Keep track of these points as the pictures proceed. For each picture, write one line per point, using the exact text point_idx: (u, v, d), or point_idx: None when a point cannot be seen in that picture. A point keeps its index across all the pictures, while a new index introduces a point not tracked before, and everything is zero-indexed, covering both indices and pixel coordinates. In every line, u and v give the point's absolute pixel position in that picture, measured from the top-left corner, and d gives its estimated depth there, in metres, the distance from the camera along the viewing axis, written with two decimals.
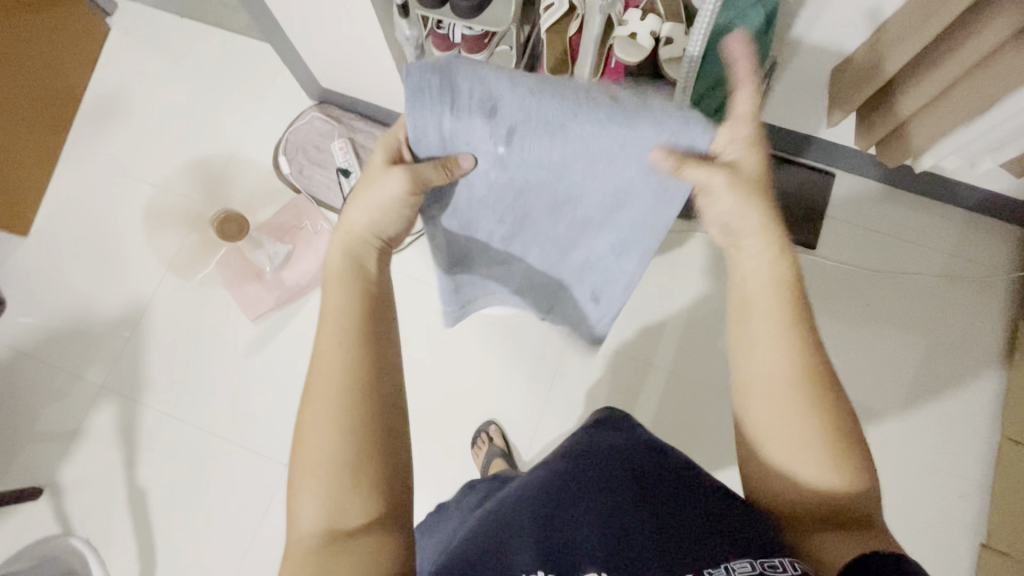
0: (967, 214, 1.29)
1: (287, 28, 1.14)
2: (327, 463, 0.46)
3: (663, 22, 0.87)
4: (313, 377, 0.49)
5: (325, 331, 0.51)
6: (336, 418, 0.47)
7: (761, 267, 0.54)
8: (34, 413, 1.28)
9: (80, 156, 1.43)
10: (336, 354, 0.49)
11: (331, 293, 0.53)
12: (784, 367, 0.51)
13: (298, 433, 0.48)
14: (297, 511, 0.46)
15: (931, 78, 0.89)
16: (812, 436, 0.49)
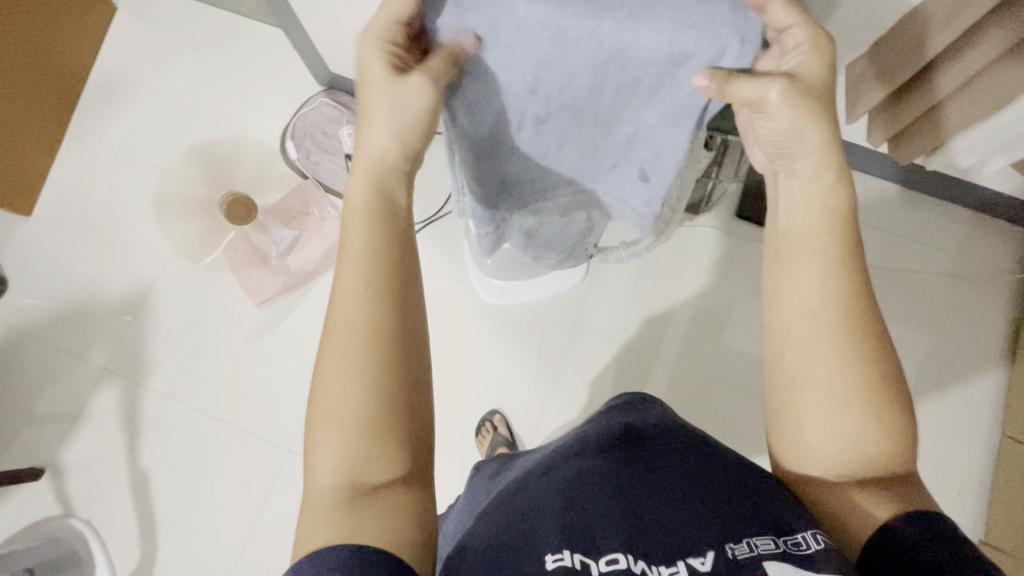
0: (973, 214, 1.30)
1: (300, 12, 1.14)
2: (346, 417, 0.46)
3: None
4: (333, 327, 0.48)
5: (347, 275, 0.49)
6: (357, 374, 0.46)
7: (811, 197, 0.51)
8: (35, 394, 1.27)
9: (85, 137, 1.42)
10: (359, 302, 0.48)
11: (354, 233, 0.50)
12: (823, 301, 0.48)
13: (319, 386, 0.47)
14: (315, 466, 0.46)
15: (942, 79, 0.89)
16: (850, 369, 0.47)
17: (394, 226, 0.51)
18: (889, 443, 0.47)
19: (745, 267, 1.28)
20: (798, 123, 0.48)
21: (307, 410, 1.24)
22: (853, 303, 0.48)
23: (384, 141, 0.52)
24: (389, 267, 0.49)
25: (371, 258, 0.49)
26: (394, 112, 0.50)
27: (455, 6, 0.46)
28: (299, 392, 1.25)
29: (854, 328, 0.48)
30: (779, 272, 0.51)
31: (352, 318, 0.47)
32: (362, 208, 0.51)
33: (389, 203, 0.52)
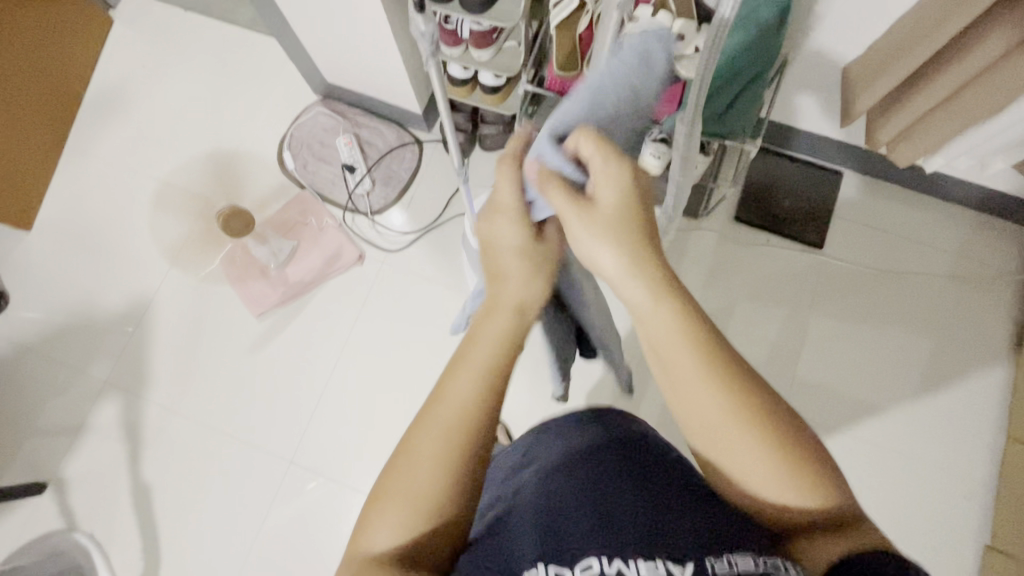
0: (975, 215, 1.28)
1: (294, 21, 1.13)
2: (411, 514, 0.44)
3: (674, 18, 0.87)
4: (415, 434, 0.46)
5: (457, 376, 0.47)
6: (434, 483, 0.44)
7: (664, 322, 0.47)
8: (36, 407, 1.28)
9: (84, 150, 1.42)
10: (450, 432, 0.45)
11: (475, 345, 0.48)
12: (712, 409, 0.47)
13: (394, 463, 0.46)
14: (369, 538, 0.44)
15: (943, 80, 0.89)
16: (754, 456, 0.47)
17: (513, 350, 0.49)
18: (824, 493, 0.47)
19: (743, 271, 1.27)
20: (620, 255, 0.47)
21: (307, 420, 1.24)
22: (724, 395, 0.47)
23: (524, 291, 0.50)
24: (497, 397, 0.47)
25: (479, 369, 0.47)
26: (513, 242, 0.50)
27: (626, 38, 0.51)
28: (299, 403, 1.25)
29: (740, 417, 0.47)
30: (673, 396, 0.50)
31: (451, 424, 0.45)
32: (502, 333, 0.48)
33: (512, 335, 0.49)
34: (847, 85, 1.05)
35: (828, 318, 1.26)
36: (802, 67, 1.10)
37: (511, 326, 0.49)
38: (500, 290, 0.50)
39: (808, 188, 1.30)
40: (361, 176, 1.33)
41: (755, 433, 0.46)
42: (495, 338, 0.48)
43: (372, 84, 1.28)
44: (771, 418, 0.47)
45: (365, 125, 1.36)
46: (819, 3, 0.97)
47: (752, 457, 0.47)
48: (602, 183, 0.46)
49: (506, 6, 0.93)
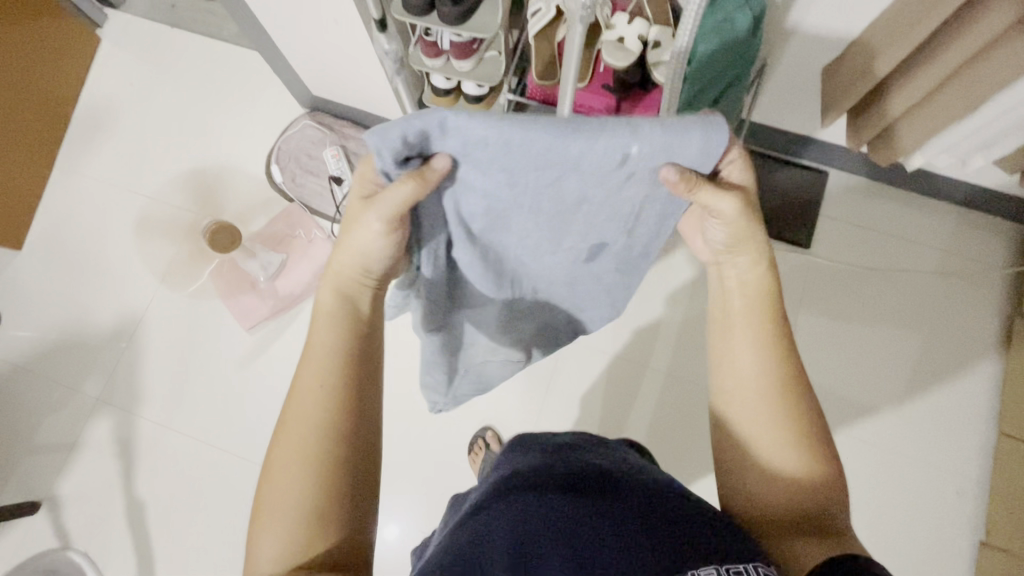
0: (961, 210, 1.29)
1: (276, 36, 1.14)
2: (285, 507, 0.50)
3: (650, 26, 0.89)
4: (286, 421, 0.53)
5: (304, 370, 0.54)
6: (297, 472, 0.51)
7: (744, 287, 0.57)
8: (29, 427, 1.28)
9: (74, 168, 1.43)
10: (307, 410, 0.52)
11: (316, 331, 0.56)
12: (752, 370, 0.56)
13: (267, 470, 0.52)
14: (260, 542, 0.50)
15: (923, 75, 0.88)
16: (763, 396, 0.55)
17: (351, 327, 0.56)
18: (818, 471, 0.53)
19: None
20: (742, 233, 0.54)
21: None
22: (781, 364, 0.56)
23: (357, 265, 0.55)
24: (340, 383, 0.54)
25: (321, 359, 0.54)
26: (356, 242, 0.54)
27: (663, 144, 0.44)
28: None
29: (779, 385, 0.55)
30: (723, 345, 0.58)
31: (302, 414, 0.52)
32: (331, 313, 0.56)
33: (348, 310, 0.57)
34: (826, 85, 1.06)
35: (817, 317, 1.26)
36: (783, 68, 1.10)
37: (337, 301, 0.56)
38: (338, 255, 0.56)
39: (794, 188, 1.30)
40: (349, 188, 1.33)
41: (791, 413, 0.54)
42: (328, 312, 0.56)
43: (358, 96, 1.29)
44: (796, 399, 0.55)
45: (352, 136, 1.36)
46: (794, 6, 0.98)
47: (777, 431, 0.54)
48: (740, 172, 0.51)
49: (483, 18, 0.94)
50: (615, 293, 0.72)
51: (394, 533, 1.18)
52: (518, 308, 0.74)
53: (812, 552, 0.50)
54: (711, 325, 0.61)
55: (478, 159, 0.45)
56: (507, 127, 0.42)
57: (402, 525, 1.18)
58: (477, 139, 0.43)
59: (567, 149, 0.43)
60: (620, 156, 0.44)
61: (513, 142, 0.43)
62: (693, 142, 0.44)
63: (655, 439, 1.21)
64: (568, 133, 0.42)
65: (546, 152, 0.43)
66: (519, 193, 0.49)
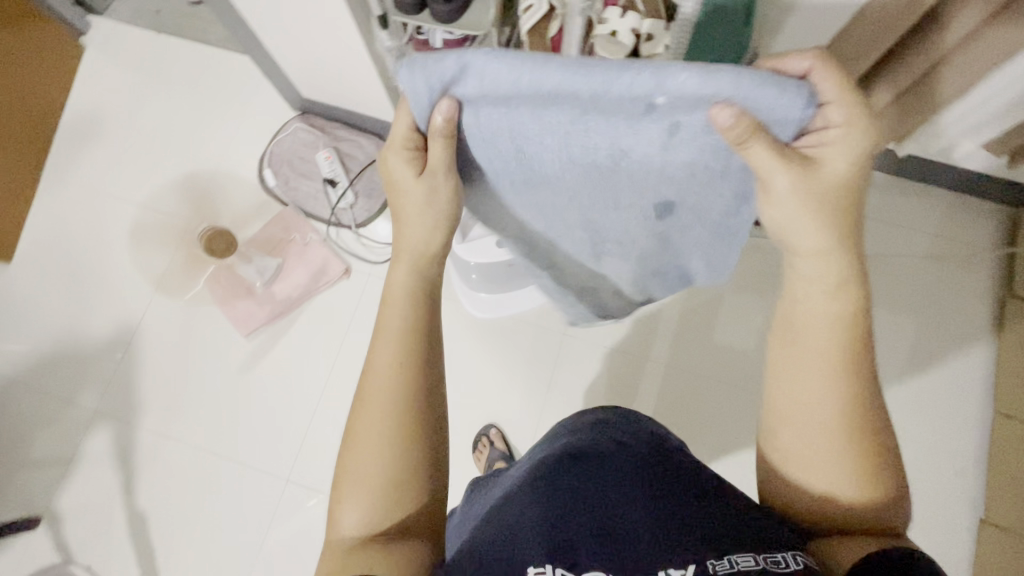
0: (950, 195, 1.31)
1: (264, 37, 1.13)
2: (370, 470, 0.52)
3: (643, 18, 0.88)
4: (366, 389, 0.55)
5: (380, 344, 0.56)
6: (380, 439, 0.52)
7: (822, 301, 0.55)
8: (25, 441, 1.26)
9: (61, 178, 1.41)
10: (386, 382, 0.54)
11: (389, 307, 0.58)
12: (817, 383, 0.54)
13: (347, 439, 0.55)
14: (346, 505, 0.52)
15: (916, 60, 0.89)
16: (831, 414, 0.53)
17: (424, 306, 0.59)
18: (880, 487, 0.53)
19: None
20: (812, 227, 0.52)
21: (300, 439, 1.24)
22: (838, 368, 0.54)
23: (422, 237, 0.58)
24: (414, 358, 0.56)
25: (393, 334, 0.56)
26: (418, 215, 0.56)
27: (703, 89, 0.43)
28: (292, 422, 1.25)
29: (842, 397, 0.53)
30: (790, 340, 0.57)
31: (381, 386, 0.54)
32: (403, 291, 0.58)
33: (424, 292, 0.59)
34: None
35: None
36: None
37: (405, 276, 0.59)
38: (404, 231, 0.58)
39: None
40: (343, 190, 1.33)
41: (852, 434, 0.53)
42: (397, 288, 0.58)
43: (350, 97, 1.28)
44: (860, 411, 0.53)
45: (344, 138, 1.36)
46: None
47: (836, 451, 0.53)
48: (831, 155, 0.49)
49: (476, 14, 0.94)
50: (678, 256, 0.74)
51: None
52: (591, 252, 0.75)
53: (858, 548, 0.49)
54: (774, 331, 0.59)
55: (497, 104, 0.46)
56: (522, 65, 0.43)
57: None
58: (498, 82, 0.44)
59: (583, 89, 0.44)
60: (646, 101, 0.44)
61: (540, 84, 0.44)
62: (747, 93, 0.43)
63: None
64: (597, 76, 0.43)
65: (575, 93, 0.44)
66: (543, 133, 0.50)
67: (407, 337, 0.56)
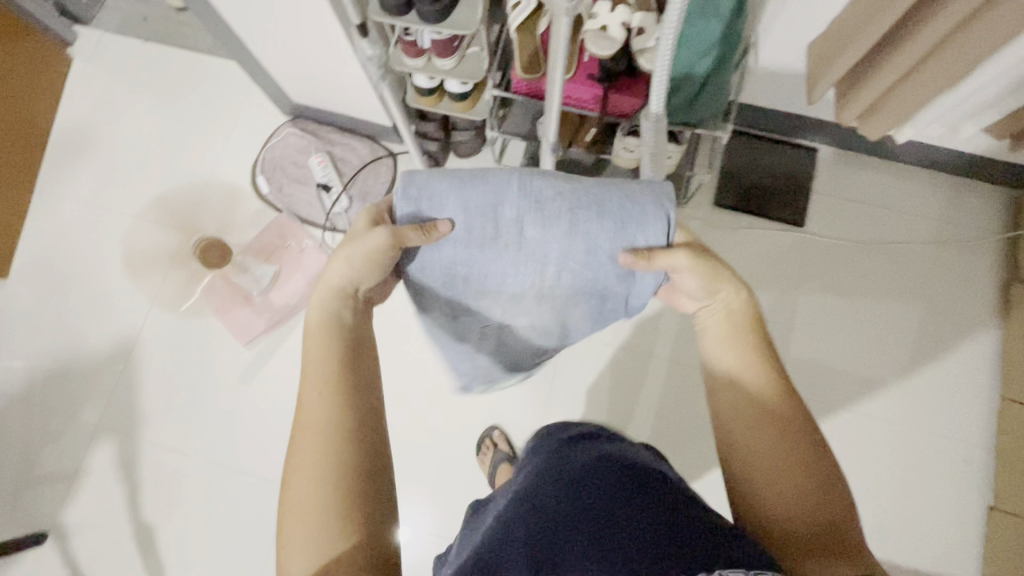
0: (952, 178, 1.29)
1: (252, 43, 1.12)
2: (311, 513, 0.50)
3: (633, 12, 0.91)
4: (300, 425, 0.54)
5: (307, 391, 0.55)
6: (317, 475, 0.51)
7: (725, 323, 0.63)
8: (29, 457, 1.26)
9: (54, 192, 1.40)
10: (319, 415, 0.54)
11: (316, 351, 0.58)
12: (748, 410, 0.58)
13: (287, 479, 0.52)
14: (295, 563, 0.49)
15: (915, 42, 0.87)
16: (776, 435, 0.56)
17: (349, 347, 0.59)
18: (831, 504, 0.53)
19: (727, 257, 1.27)
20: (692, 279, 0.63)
21: None
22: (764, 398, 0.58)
23: (343, 270, 0.61)
24: (343, 389, 0.56)
25: (321, 371, 0.57)
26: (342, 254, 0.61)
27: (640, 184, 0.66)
28: None
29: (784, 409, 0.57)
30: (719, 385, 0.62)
31: (311, 429, 0.53)
32: (322, 327, 0.60)
33: (343, 335, 0.60)
34: (814, 62, 1.04)
35: (816, 295, 1.26)
36: (769, 43, 1.10)
37: (330, 317, 0.61)
38: (327, 269, 0.62)
39: (784, 165, 1.30)
40: (337, 194, 1.32)
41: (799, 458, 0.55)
42: (321, 334, 0.59)
43: (342, 101, 1.27)
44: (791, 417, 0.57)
45: (337, 141, 1.36)
46: None
47: (788, 469, 0.55)
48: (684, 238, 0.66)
49: (463, 14, 0.93)
50: (614, 309, 0.70)
51: (408, 539, 1.17)
52: (495, 295, 0.69)
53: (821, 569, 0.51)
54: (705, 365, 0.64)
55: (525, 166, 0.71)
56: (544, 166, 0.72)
57: (414, 530, 1.17)
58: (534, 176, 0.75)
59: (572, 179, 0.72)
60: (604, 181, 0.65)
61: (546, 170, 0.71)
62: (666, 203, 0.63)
63: (664, 428, 1.21)
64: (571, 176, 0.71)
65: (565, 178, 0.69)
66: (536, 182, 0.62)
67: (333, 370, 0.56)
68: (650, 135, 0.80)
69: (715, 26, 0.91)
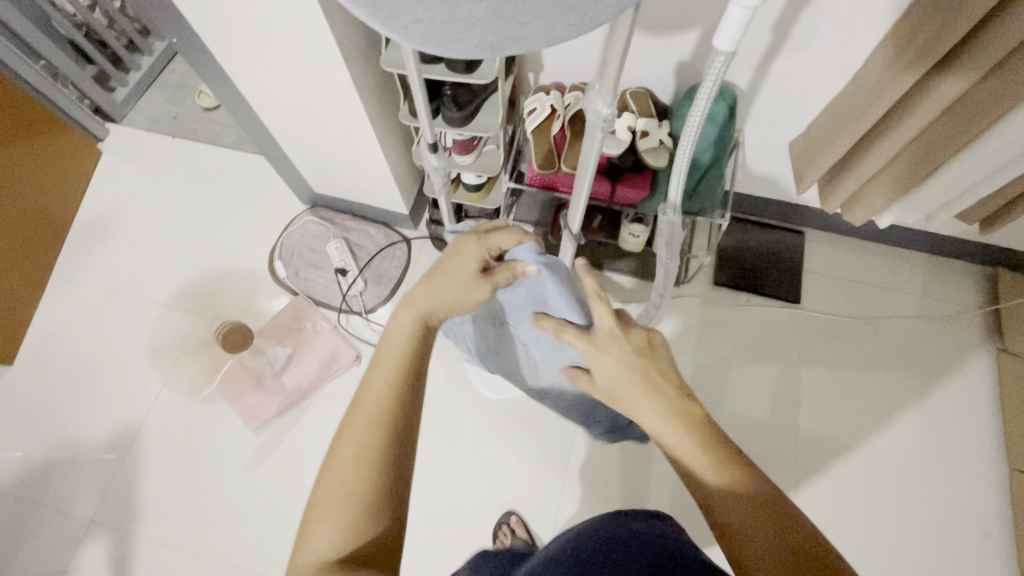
0: (931, 258, 1.39)
1: (284, 140, 1.22)
2: (339, 498, 0.52)
3: (637, 118, 1.03)
4: (355, 410, 0.56)
5: (372, 376, 0.59)
6: (357, 461, 0.53)
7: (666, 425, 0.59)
8: (11, 557, 1.18)
9: (69, 277, 1.43)
10: (378, 399, 0.57)
11: (390, 340, 0.62)
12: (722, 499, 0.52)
13: (329, 458, 0.54)
14: (313, 538, 0.51)
15: (893, 136, 0.99)
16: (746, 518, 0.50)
17: (419, 344, 0.63)
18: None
19: (730, 331, 1.33)
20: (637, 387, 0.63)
21: None
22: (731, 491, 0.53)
23: (449, 306, 0.69)
24: (407, 387, 0.58)
25: (391, 361, 0.60)
26: (454, 284, 0.70)
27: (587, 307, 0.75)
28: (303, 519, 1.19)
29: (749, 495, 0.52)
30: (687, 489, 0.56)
31: (367, 413, 0.56)
32: (402, 330, 0.63)
33: (421, 336, 0.64)
34: (800, 156, 1.18)
35: (821, 372, 1.30)
36: (755, 140, 1.23)
37: (409, 322, 0.64)
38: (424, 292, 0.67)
39: (776, 247, 1.40)
40: (353, 278, 1.37)
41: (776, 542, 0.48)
42: (400, 328, 0.64)
43: (362, 192, 1.36)
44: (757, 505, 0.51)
45: (354, 228, 1.43)
46: (758, 93, 1.12)
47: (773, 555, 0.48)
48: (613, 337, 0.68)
49: (485, 118, 1.02)
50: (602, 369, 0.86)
51: None
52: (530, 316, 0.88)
53: None
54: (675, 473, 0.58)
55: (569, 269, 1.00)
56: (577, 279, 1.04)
57: None
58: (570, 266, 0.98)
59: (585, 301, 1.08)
60: None
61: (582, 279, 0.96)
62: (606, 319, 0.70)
63: (681, 507, 1.19)
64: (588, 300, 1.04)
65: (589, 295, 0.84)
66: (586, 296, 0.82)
67: (402, 368, 0.59)
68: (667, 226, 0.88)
69: (710, 131, 1.03)
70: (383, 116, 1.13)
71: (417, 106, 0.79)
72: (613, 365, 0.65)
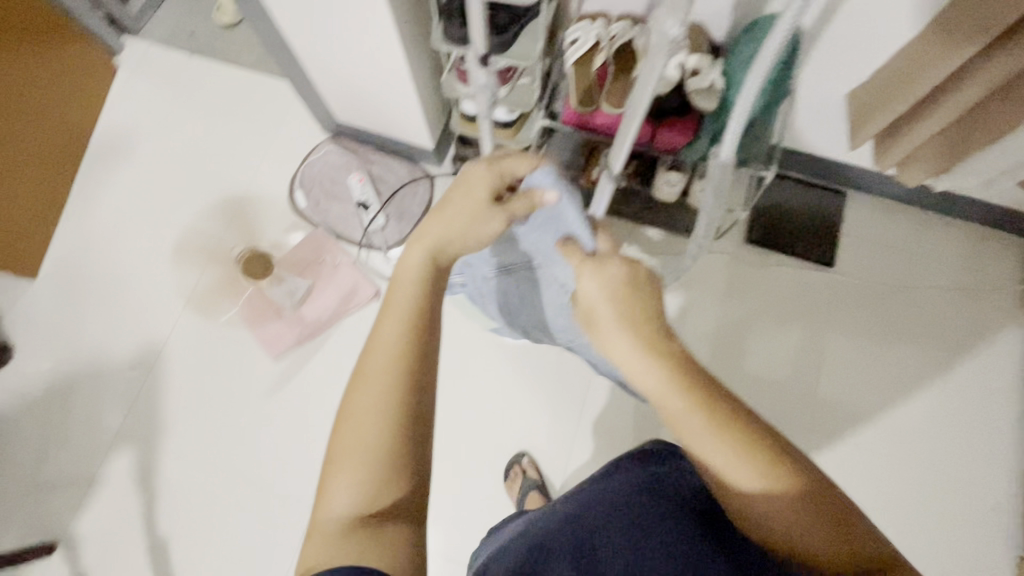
0: (977, 228, 1.33)
1: (308, 61, 1.15)
2: (355, 448, 0.51)
3: (689, 55, 0.95)
4: (366, 362, 0.54)
5: (383, 324, 0.56)
6: (374, 410, 0.52)
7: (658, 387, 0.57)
8: (42, 462, 1.23)
9: (89, 195, 1.41)
10: (389, 349, 0.54)
11: (398, 285, 0.59)
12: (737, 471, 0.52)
13: (344, 410, 0.53)
14: (330, 492, 0.51)
15: (966, 91, 0.90)
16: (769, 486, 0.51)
17: (430, 288, 0.60)
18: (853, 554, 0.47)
19: (759, 291, 1.29)
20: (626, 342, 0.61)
21: None
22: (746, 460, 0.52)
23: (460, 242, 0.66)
24: (419, 335, 0.56)
25: (400, 308, 0.57)
26: (463, 212, 0.67)
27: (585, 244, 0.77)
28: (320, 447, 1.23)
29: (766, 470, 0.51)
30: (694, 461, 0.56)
31: (380, 362, 0.54)
32: (412, 271, 0.61)
33: (431, 277, 0.61)
34: (858, 110, 1.10)
35: (846, 339, 1.27)
36: (810, 89, 1.14)
37: (419, 260, 0.62)
38: (430, 226, 0.64)
39: (815, 207, 1.33)
40: (375, 212, 1.33)
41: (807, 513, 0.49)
42: (409, 269, 0.61)
43: (386, 123, 1.30)
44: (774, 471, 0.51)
45: (377, 161, 1.38)
46: (822, 35, 1.03)
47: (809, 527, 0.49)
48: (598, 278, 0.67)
49: (524, 46, 0.95)
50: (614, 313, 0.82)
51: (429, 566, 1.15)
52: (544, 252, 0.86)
53: None
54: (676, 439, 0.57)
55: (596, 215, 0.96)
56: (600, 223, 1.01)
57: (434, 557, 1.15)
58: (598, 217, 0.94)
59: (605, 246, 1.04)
60: None
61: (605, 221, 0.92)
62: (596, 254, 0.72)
63: None
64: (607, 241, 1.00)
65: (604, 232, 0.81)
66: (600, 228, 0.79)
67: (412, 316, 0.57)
68: (715, 173, 0.83)
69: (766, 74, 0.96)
70: (414, 40, 1.06)
71: (472, 21, 0.74)
72: (599, 299, 0.65)
